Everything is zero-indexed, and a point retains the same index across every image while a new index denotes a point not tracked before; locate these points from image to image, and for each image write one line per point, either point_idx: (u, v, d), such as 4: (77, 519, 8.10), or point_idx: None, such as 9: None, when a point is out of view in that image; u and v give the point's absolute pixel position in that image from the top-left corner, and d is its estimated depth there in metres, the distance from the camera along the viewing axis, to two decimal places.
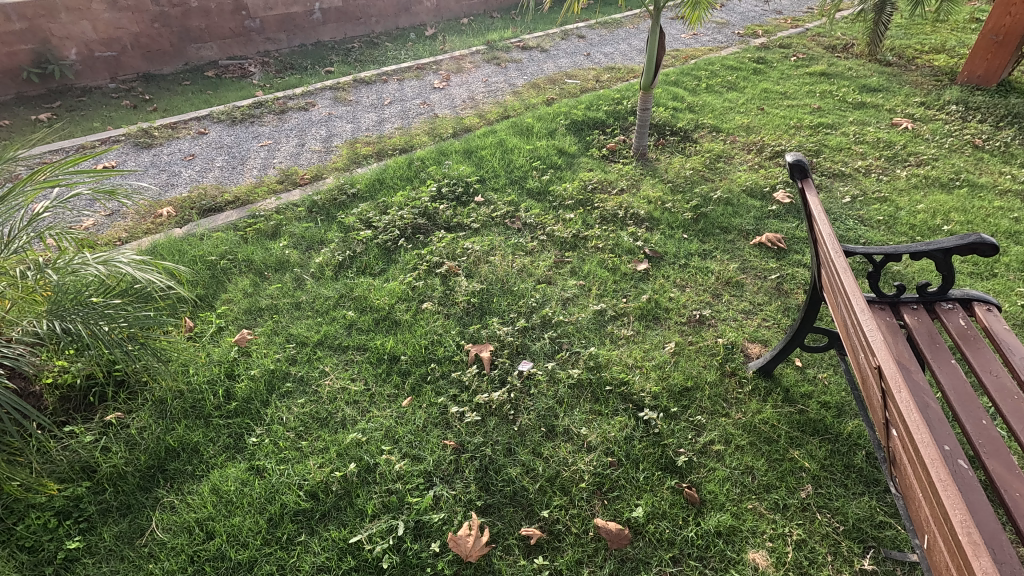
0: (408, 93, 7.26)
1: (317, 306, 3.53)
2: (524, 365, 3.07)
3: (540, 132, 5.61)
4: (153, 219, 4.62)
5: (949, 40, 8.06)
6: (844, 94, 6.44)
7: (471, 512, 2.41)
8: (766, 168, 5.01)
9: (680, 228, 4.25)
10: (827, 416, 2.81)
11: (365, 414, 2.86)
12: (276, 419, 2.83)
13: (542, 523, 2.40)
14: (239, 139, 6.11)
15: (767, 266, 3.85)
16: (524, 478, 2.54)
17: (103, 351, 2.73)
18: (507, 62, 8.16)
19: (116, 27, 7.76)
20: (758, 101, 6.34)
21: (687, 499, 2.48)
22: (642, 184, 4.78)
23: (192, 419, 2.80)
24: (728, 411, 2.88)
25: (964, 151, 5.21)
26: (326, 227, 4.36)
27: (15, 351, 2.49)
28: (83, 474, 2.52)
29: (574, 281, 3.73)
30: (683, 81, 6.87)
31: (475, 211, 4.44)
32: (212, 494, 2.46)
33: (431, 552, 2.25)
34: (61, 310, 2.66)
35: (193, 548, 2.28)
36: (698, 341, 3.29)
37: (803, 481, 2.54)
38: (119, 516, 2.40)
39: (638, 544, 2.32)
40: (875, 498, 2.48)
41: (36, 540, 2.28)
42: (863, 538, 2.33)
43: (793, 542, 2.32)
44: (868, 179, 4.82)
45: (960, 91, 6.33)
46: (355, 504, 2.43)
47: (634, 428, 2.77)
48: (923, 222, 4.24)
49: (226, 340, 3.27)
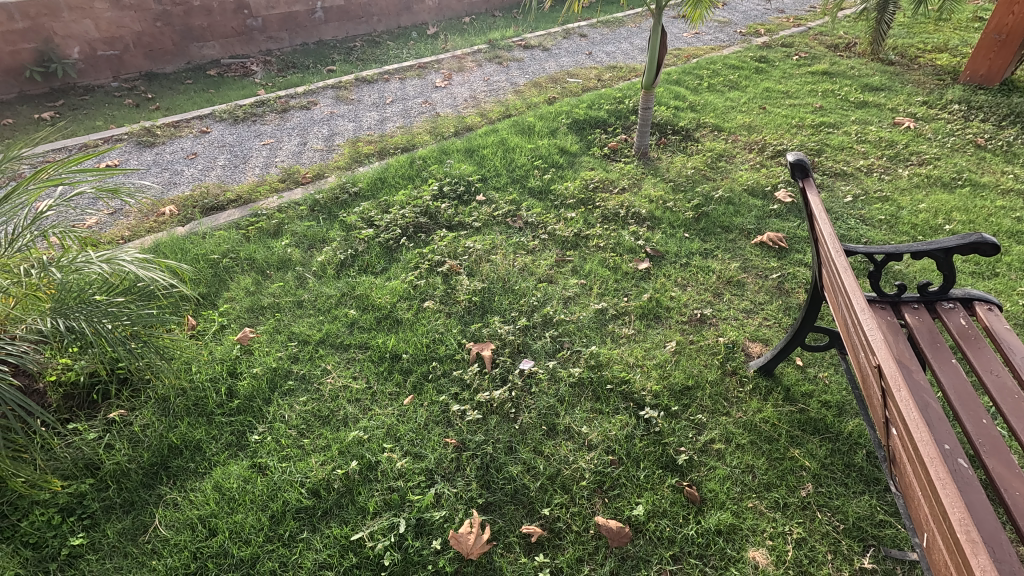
0: (410, 91, 7.27)
1: (319, 305, 3.54)
2: (525, 364, 3.08)
3: (541, 131, 5.61)
4: (156, 218, 4.64)
5: (952, 39, 8.04)
6: (846, 93, 6.43)
7: (472, 510, 2.42)
8: (768, 167, 5.01)
9: (682, 227, 4.25)
10: (827, 415, 2.82)
11: (367, 412, 2.88)
12: (278, 417, 2.85)
13: (542, 521, 2.41)
14: (241, 138, 6.12)
15: (768, 265, 3.85)
16: (525, 476, 2.56)
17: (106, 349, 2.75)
18: (509, 61, 8.17)
19: (119, 26, 7.78)
20: (759, 101, 6.33)
21: (687, 497, 2.49)
22: (643, 183, 4.79)
23: (194, 416, 2.81)
24: (729, 410, 2.88)
25: (967, 151, 5.20)
26: (328, 225, 4.37)
27: (19, 349, 2.51)
28: (86, 471, 2.54)
29: (575, 280, 3.74)
30: (685, 80, 6.87)
31: (476, 210, 4.45)
32: (215, 491, 2.48)
33: (433, 550, 2.26)
34: (66, 309, 2.69)
35: (196, 545, 2.29)
36: (698, 340, 3.30)
37: (803, 480, 2.54)
38: (123, 513, 2.42)
39: (638, 543, 2.33)
40: (875, 497, 2.48)
41: (41, 536, 2.29)
42: (862, 536, 2.34)
43: (793, 540, 2.32)
44: (870, 179, 4.82)
45: (962, 90, 6.32)
46: (357, 502, 2.44)
47: (635, 427, 2.78)
48: (925, 221, 4.24)
49: (229, 338, 3.29)
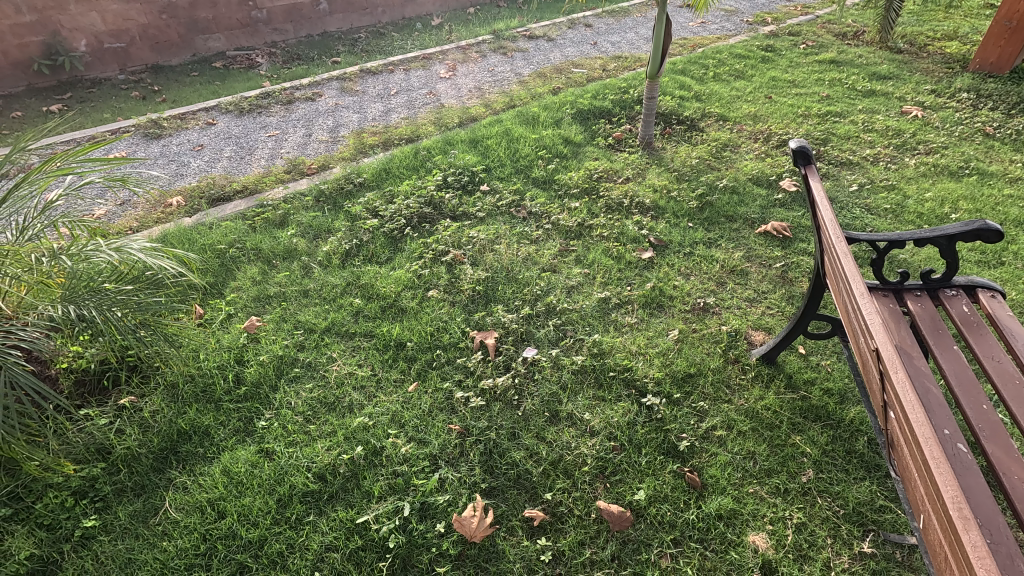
0: (414, 82, 7.27)
1: (325, 294, 3.58)
2: (529, 352, 3.10)
3: (546, 121, 5.61)
4: (163, 208, 4.69)
5: (963, 26, 7.94)
6: (853, 82, 6.38)
7: (476, 494, 2.46)
8: (773, 157, 4.99)
9: (686, 216, 4.25)
10: (829, 402, 2.83)
11: (372, 399, 2.92)
12: (285, 404, 2.90)
13: (545, 505, 2.44)
14: (247, 129, 6.15)
15: (772, 254, 3.85)
16: (528, 461, 2.59)
17: (116, 337, 2.79)
18: (514, 52, 8.14)
19: (125, 18, 7.81)
20: (765, 90, 6.29)
21: (688, 482, 2.51)
22: (647, 173, 4.79)
23: (203, 403, 2.86)
24: (730, 398, 2.90)
25: (975, 139, 5.16)
26: (333, 216, 4.40)
27: (32, 335, 2.56)
28: (98, 455, 2.59)
29: (579, 270, 3.75)
30: (690, 70, 6.83)
31: (480, 200, 4.46)
32: (223, 476, 2.53)
33: (437, 533, 2.30)
34: (76, 296, 2.73)
35: (205, 526, 2.34)
36: (701, 328, 3.31)
37: (804, 466, 2.56)
38: (134, 496, 2.47)
39: (640, 527, 2.36)
40: (876, 483, 2.50)
41: (55, 518, 2.35)
42: (862, 521, 2.36)
43: (793, 525, 2.34)
44: (876, 168, 4.79)
45: (971, 78, 6.26)
46: (362, 486, 2.48)
47: (637, 413, 2.80)
48: (931, 210, 4.22)
49: (236, 326, 3.33)
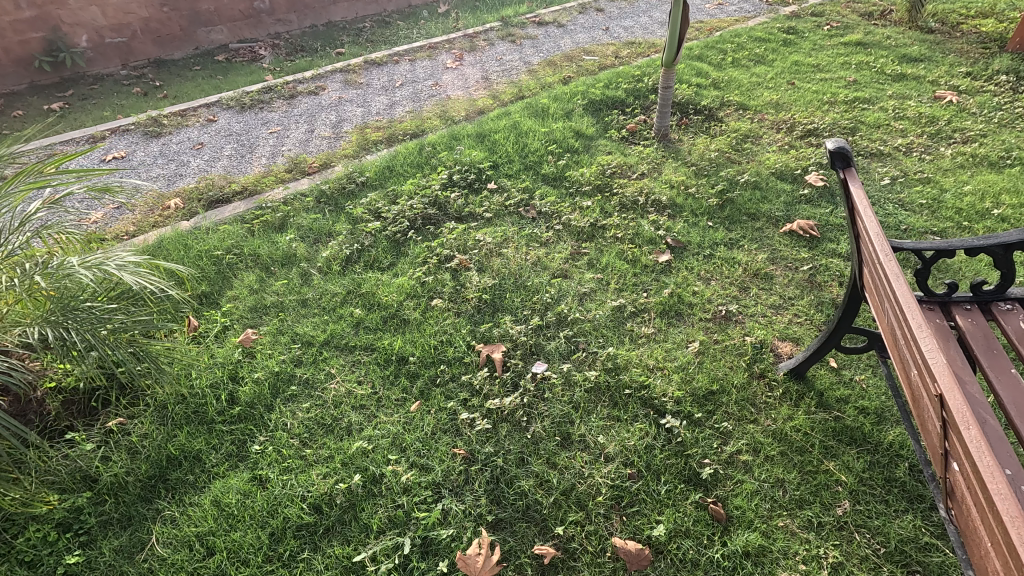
0: (420, 73, 7.03)
1: (324, 303, 3.41)
2: (539, 368, 2.90)
3: (556, 113, 5.35)
4: (161, 211, 4.54)
5: (999, 3, 7.49)
6: (882, 65, 6.02)
7: (481, 528, 2.28)
8: (797, 148, 4.70)
9: (705, 215, 4.00)
10: (865, 423, 2.60)
11: (372, 420, 2.75)
12: (280, 425, 2.74)
13: (556, 540, 2.26)
14: (248, 126, 5.97)
15: (799, 256, 3.60)
16: (538, 491, 2.41)
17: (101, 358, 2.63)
18: (522, 39, 7.86)
19: (126, 12, 7.64)
20: (788, 75, 5.97)
21: (712, 515, 2.31)
22: (663, 168, 4.53)
23: (194, 425, 2.70)
24: (757, 418, 2.68)
25: (1016, 126, 4.81)
26: (334, 218, 4.22)
27: (8, 360, 2.39)
28: (83, 484, 2.45)
29: (591, 275, 3.53)
30: (707, 55, 6.51)
31: (487, 200, 4.25)
32: (214, 507, 2.38)
33: (439, 573, 2.13)
34: (56, 314, 2.53)
35: (193, 564, 2.19)
36: (724, 339, 3.08)
37: (839, 497, 2.35)
38: (120, 529, 2.33)
39: (659, 566, 2.17)
40: (920, 516, 2.28)
41: (36, 554, 2.21)
42: (905, 561, 2.14)
43: (828, 565, 2.14)
44: (909, 159, 4.48)
45: (1010, 59, 5.87)
46: (360, 518, 2.32)
47: (655, 437, 2.60)
48: (971, 205, 3.92)
49: (230, 340, 3.17)
